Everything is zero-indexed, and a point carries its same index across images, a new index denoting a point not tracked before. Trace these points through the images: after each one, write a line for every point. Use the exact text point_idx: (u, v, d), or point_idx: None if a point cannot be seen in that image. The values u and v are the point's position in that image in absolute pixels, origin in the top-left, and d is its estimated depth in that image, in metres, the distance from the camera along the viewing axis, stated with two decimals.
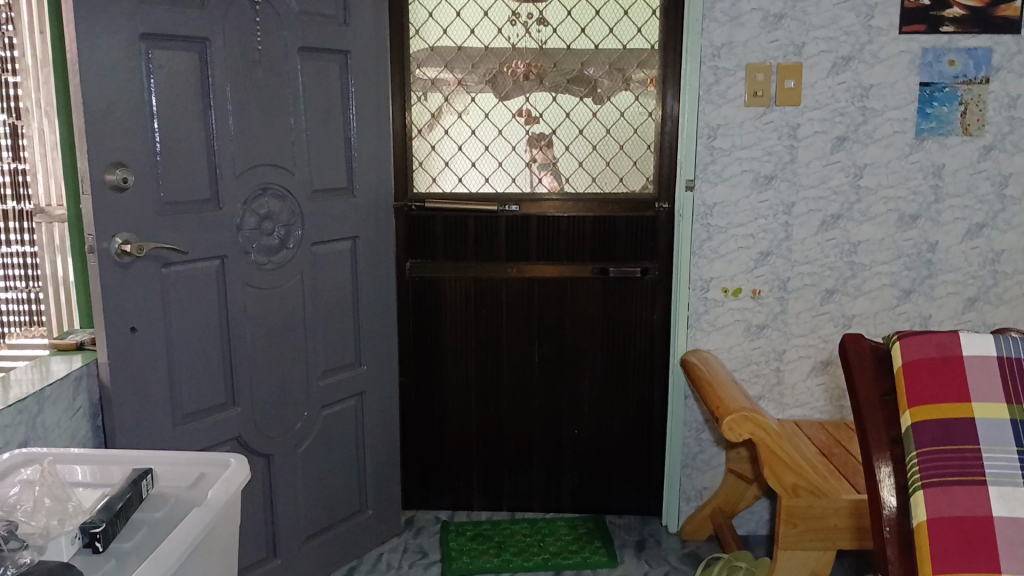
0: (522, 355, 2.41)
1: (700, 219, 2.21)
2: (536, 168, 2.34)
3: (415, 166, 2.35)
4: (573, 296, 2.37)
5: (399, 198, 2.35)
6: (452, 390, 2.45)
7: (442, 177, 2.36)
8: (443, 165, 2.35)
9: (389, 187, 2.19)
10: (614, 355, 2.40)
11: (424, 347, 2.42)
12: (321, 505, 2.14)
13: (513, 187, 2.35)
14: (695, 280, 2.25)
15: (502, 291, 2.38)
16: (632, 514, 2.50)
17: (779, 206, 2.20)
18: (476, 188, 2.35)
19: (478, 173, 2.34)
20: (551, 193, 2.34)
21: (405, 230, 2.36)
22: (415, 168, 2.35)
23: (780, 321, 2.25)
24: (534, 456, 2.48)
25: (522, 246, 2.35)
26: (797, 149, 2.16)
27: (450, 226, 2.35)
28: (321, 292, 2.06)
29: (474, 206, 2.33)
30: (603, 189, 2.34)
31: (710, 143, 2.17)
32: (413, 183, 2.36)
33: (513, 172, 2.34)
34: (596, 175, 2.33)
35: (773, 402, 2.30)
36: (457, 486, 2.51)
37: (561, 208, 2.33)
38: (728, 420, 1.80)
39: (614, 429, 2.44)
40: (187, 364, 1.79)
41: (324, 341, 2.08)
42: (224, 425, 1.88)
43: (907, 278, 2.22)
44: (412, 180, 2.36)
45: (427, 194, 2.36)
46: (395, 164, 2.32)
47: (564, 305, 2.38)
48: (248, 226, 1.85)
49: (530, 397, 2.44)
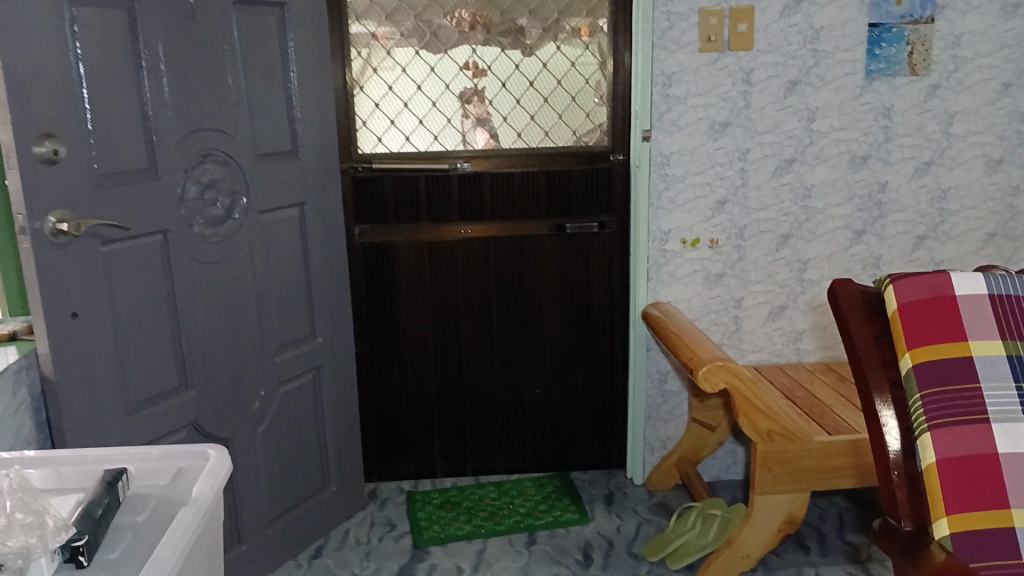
0: (480, 315, 2.36)
1: (658, 169, 2.18)
2: (486, 124, 2.26)
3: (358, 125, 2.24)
4: (530, 254, 2.32)
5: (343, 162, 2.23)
6: (410, 355, 2.37)
7: (387, 136, 2.26)
8: (387, 124, 2.25)
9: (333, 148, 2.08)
10: (573, 311, 2.37)
11: (377, 314, 2.34)
12: (285, 485, 2.05)
13: (463, 144, 2.27)
14: (654, 231, 2.22)
15: (457, 252, 2.30)
16: (597, 468, 2.49)
17: (735, 153, 2.18)
18: (425, 147, 2.27)
19: (426, 131, 2.25)
20: (503, 148, 2.27)
21: (353, 195, 2.25)
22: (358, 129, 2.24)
23: (739, 269, 2.25)
24: (497, 417, 2.44)
25: (475, 204, 2.27)
26: (751, 94, 2.14)
27: (398, 188, 2.25)
28: (273, 265, 1.94)
29: (424, 166, 2.24)
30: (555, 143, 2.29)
31: (666, 91, 2.13)
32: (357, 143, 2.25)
33: (462, 129, 2.26)
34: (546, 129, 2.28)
35: (734, 348, 2.31)
36: (419, 452, 2.45)
37: (513, 165, 2.27)
38: (703, 371, 1.80)
39: (576, 385, 2.42)
40: (137, 348, 1.67)
41: (277, 315, 1.97)
42: (179, 410, 1.76)
43: (859, 219, 2.25)
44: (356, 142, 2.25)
45: (373, 157, 2.25)
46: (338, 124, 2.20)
47: (521, 263, 2.33)
48: (190, 196, 1.72)
49: (490, 357, 2.39)
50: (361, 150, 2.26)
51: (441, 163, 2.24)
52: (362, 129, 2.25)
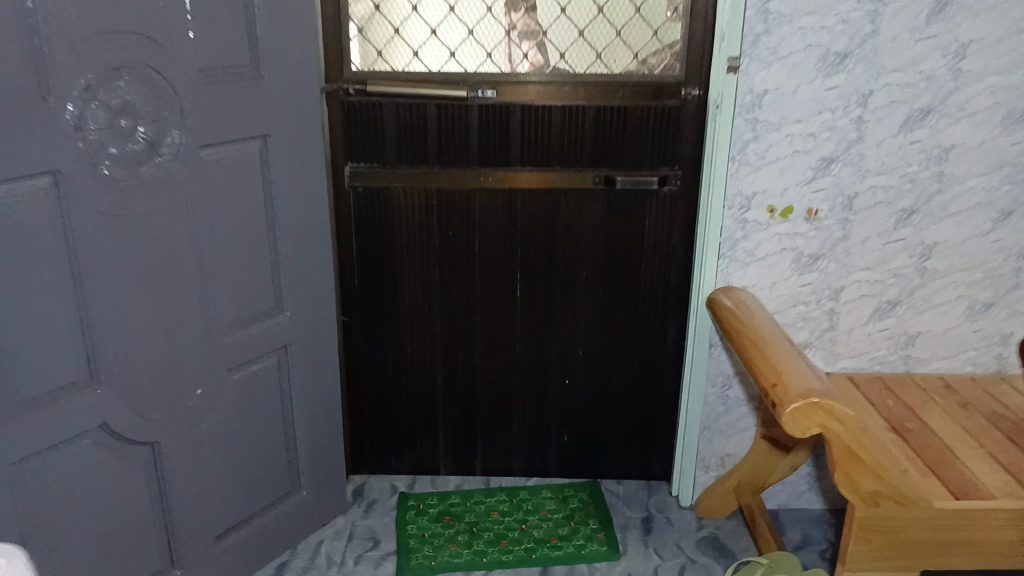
0: (499, 288, 1.88)
1: (744, 112, 1.63)
2: (519, 41, 1.73)
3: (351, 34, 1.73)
4: (566, 211, 1.81)
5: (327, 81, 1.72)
6: (411, 331, 1.92)
7: (390, 50, 1.74)
8: (391, 34, 1.73)
9: (313, 65, 1.57)
10: (617, 286, 1.87)
11: (372, 277, 1.88)
12: (238, 491, 1.64)
13: (487, 66, 1.74)
14: (732, 196, 1.69)
15: (473, 207, 1.81)
16: (634, 478, 2.03)
17: (853, 96, 1.62)
18: (438, 67, 1.75)
19: (440, 46, 1.73)
20: (539, 74, 1.74)
21: (341, 123, 1.76)
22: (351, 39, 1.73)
23: (839, 251, 1.71)
24: (516, 410, 1.98)
25: (501, 145, 1.77)
26: (881, 16, 1.56)
27: (401, 117, 1.76)
28: (224, 216, 1.48)
29: (434, 92, 1.72)
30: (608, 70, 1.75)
31: (765, 5, 1.56)
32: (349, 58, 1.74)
33: (487, 45, 1.73)
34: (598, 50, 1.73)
35: (822, 352, 1.78)
36: (420, 444, 2.03)
37: (550, 95, 1.73)
38: (791, 410, 1.29)
39: (616, 377, 1.94)
40: (13, 331, 1.22)
41: (230, 282, 1.52)
42: (81, 412, 1.32)
43: (1008, 196, 1.66)
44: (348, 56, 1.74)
45: (369, 76, 1.74)
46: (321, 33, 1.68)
47: (555, 222, 1.82)
48: (94, 124, 1.24)
49: (511, 340, 1.92)
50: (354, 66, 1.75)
51: (457, 88, 1.72)
52: (358, 40, 1.73)
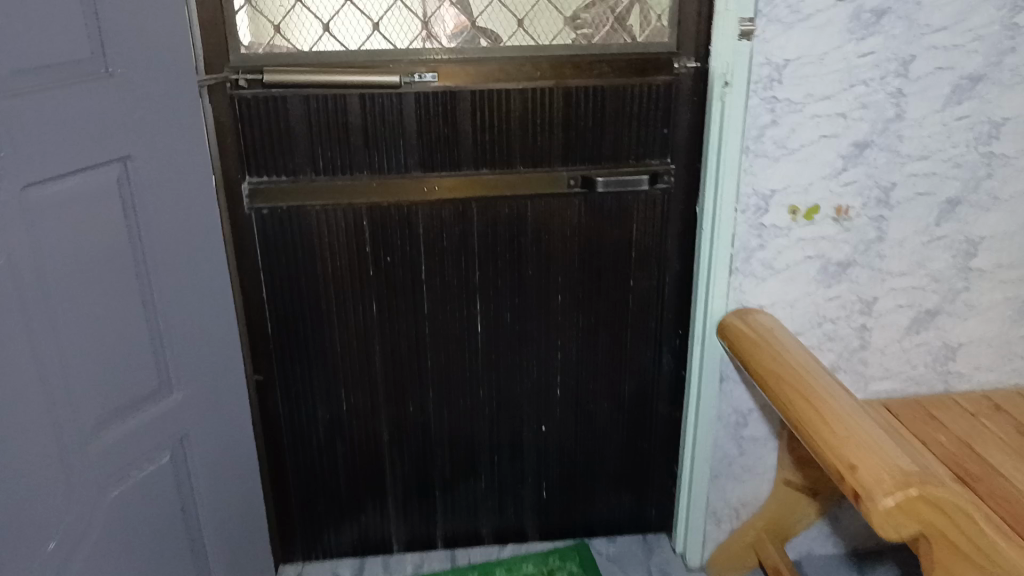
0: (453, 320, 1.52)
1: (760, 89, 1.28)
2: (462, 5, 1.35)
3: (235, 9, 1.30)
4: (531, 222, 1.45)
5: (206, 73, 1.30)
6: (345, 381, 1.54)
7: (294, 23, 1.33)
8: (293, 1, 1.32)
9: (180, 62, 1.18)
10: (598, 311, 1.52)
11: (291, 320, 1.49)
12: None
13: (421, 41, 1.36)
14: (747, 195, 1.35)
15: (416, 223, 1.44)
16: (629, 529, 1.71)
17: (892, 63, 1.28)
18: (356, 44, 1.35)
19: (359, 14, 1.34)
20: (488, 51, 1.36)
21: (233, 126, 1.34)
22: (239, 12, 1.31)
23: (872, 255, 1.39)
24: (482, 466, 1.62)
25: (447, 143, 1.39)
26: None
27: (314, 114, 1.35)
28: (79, 265, 1.10)
29: (350, 80, 1.32)
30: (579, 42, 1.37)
31: None
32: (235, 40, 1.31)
33: (420, 13, 1.35)
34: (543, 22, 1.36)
35: (850, 374, 1.48)
36: (368, 516, 1.65)
37: (505, 77, 1.35)
38: (883, 507, 0.99)
39: (601, 418, 1.60)
40: None
41: (96, 348, 1.14)
42: None
43: None
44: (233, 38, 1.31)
45: (265, 61, 1.33)
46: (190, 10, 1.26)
47: (516, 234, 1.46)
48: None
49: (472, 382, 1.56)
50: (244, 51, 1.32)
51: (381, 75, 1.33)
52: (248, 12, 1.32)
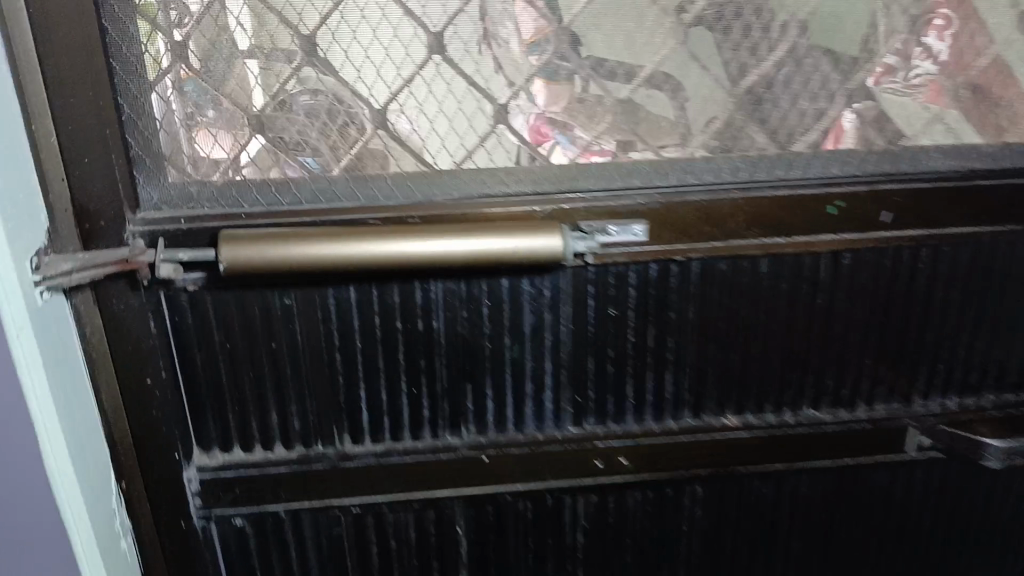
0: None
1: None
2: (711, 61, 0.55)
3: (151, 91, 0.52)
4: (813, 515, 0.68)
5: (64, 258, 0.51)
6: None
7: (306, 110, 0.54)
8: (305, 58, 0.53)
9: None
10: None
11: None
12: None
13: (603, 150, 0.56)
14: None
15: (568, 525, 0.66)
16: None
17: None
18: (458, 157, 0.56)
19: (466, 88, 0.54)
20: (761, 174, 0.57)
21: (159, 361, 0.58)
22: (167, 92, 0.52)
23: None
24: None
25: (652, 369, 0.62)
26: None
27: (357, 323, 0.58)
28: None
29: (440, 252, 0.53)
30: (967, 149, 0.59)
31: None
32: (157, 168, 0.53)
33: (612, 83, 0.55)
34: (710, 64, 0.55)
35: None
36: None
37: (798, 228, 0.58)
38: None
39: None
40: None
41: None
42: None
43: None
44: (154, 163, 0.53)
45: (235, 221, 0.54)
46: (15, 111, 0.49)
47: (777, 537, 0.68)
48: None
49: None
50: (183, 193, 0.54)
51: (515, 236, 0.53)
52: (194, 92, 0.53)
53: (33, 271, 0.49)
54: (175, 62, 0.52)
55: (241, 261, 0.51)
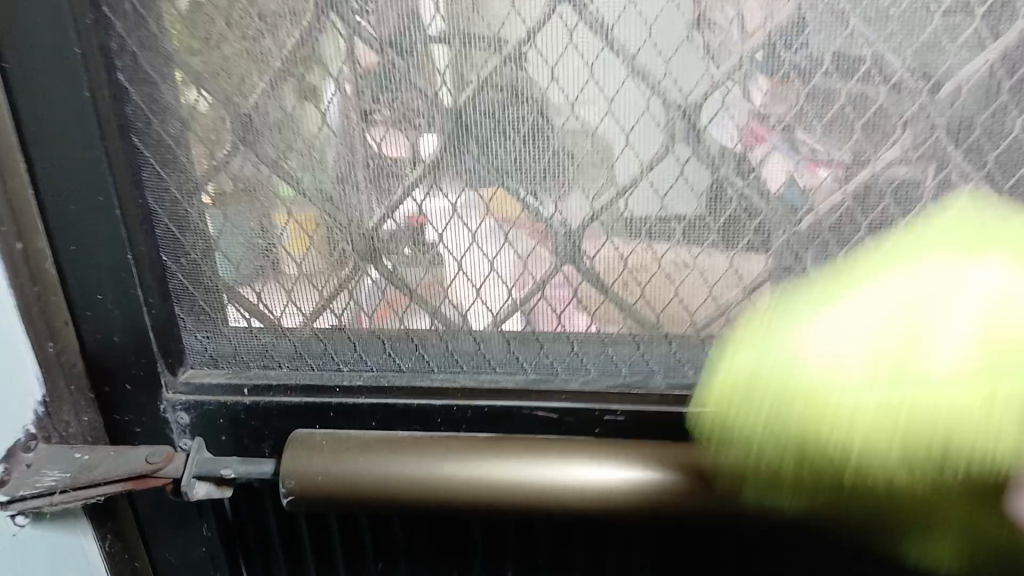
0: None
1: None
2: None
3: (200, 192, 0.32)
4: None
5: (56, 462, 0.32)
6: None
7: (447, 232, 0.31)
8: (448, 147, 0.30)
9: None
10: None
11: None
12: None
13: None
14: None
15: None
16: None
17: None
18: (700, 316, 0.32)
19: (723, 209, 0.30)
20: None
21: (217, 570, 0.38)
22: (224, 196, 0.32)
23: None
24: None
25: None
26: None
27: (513, 551, 0.36)
28: None
29: (671, 495, 0.29)
30: None
31: None
32: (212, 307, 0.34)
33: None
34: None
35: None
36: None
37: None
38: None
39: None
40: None
41: None
42: None
43: None
44: (207, 298, 0.33)
45: (325, 401, 0.34)
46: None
47: None
48: None
49: None
50: (251, 347, 0.34)
51: None
52: (266, 197, 0.32)
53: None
54: (237, 148, 0.31)
55: (323, 486, 0.30)
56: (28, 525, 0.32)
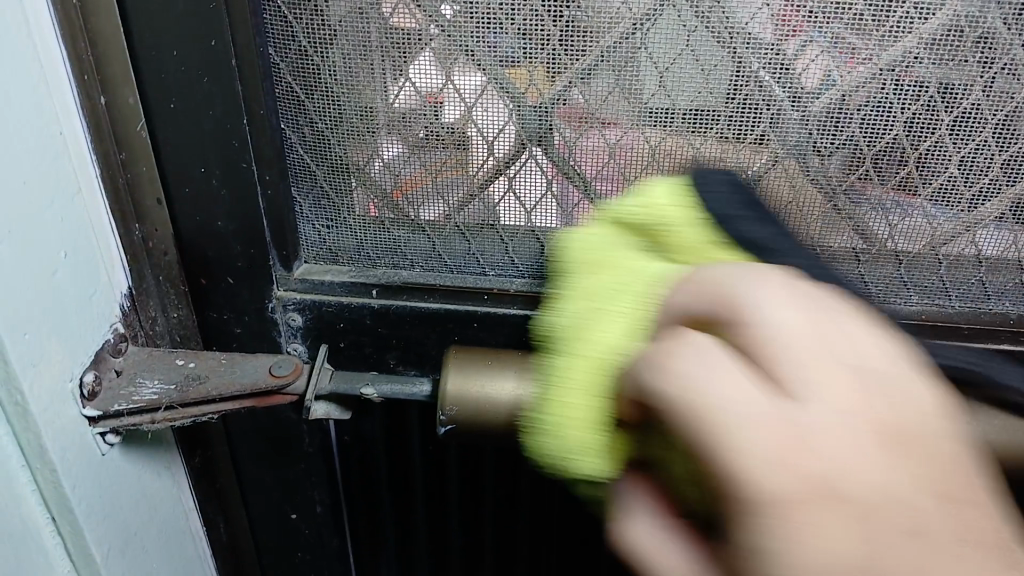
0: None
1: None
2: None
3: (336, 44, 0.25)
4: None
5: (152, 370, 0.27)
6: None
7: (645, 115, 0.25)
8: (670, 2, 0.23)
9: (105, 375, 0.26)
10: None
11: None
12: None
13: None
14: None
15: None
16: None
17: None
18: (943, 231, 0.27)
19: (1010, 100, 0.24)
20: None
21: (315, 488, 0.33)
22: (369, 53, 0.25)
23: None
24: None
25: None
26: None
27: None
28: None
29: None
30: None
31: None
32: (338, 191, 0.28)
33: None
34: None
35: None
36: None
37: None
38: None
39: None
40: None
41: None
42: None
43: None
44: (332, 179, 0.27)
45: (469, 309, 0.29)
46: (56, 86, 0.23)
47: None
48: None
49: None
50: (379, 242, 0.28)
51: None
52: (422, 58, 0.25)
53: (80, 405, 0.25)
54: None
55: (494, 413, 0.25)
56: (117, 447, 0.27)
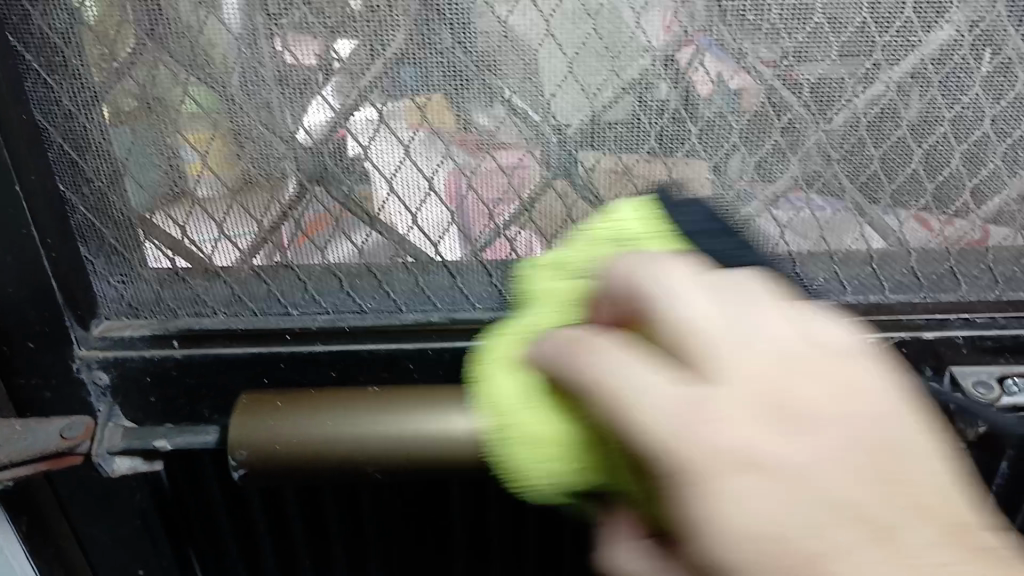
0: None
1: None
2: None
3: (100, 103, 0.25)
4: None
5: None
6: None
7: (413, 144, 0.26)
8: (419, 41, 0.25)
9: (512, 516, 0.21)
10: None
11: None
12: None
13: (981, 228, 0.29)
14: None
15: None
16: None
17: None
18: None
19: (744, 107, 0.26)
20: None
21: (154, 545, 0.33)
22: (137, 109, 0.25)
23: None
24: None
25: None
26: None
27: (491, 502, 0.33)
28: None
29: None
30: None
31: None
32: (126, 244, 0.28)
33: None
34: None
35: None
36: None
37: None
38: None
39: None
40: None
41: None
42: None
43: None
44: (119, 234, 0.27)
45: (273, 351, 0.29)
46: None
47: None
48: None
49: None
50: (177, 293, 0.29)
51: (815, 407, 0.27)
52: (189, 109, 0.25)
53: None
54: (150, 47, 0.24)
55: (288, 454, 0.25)
56: None
